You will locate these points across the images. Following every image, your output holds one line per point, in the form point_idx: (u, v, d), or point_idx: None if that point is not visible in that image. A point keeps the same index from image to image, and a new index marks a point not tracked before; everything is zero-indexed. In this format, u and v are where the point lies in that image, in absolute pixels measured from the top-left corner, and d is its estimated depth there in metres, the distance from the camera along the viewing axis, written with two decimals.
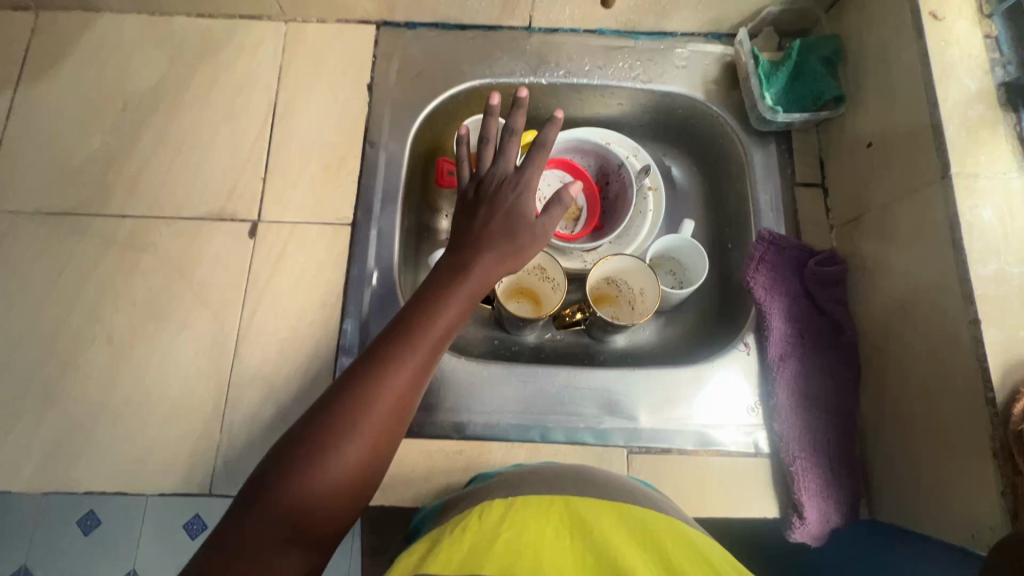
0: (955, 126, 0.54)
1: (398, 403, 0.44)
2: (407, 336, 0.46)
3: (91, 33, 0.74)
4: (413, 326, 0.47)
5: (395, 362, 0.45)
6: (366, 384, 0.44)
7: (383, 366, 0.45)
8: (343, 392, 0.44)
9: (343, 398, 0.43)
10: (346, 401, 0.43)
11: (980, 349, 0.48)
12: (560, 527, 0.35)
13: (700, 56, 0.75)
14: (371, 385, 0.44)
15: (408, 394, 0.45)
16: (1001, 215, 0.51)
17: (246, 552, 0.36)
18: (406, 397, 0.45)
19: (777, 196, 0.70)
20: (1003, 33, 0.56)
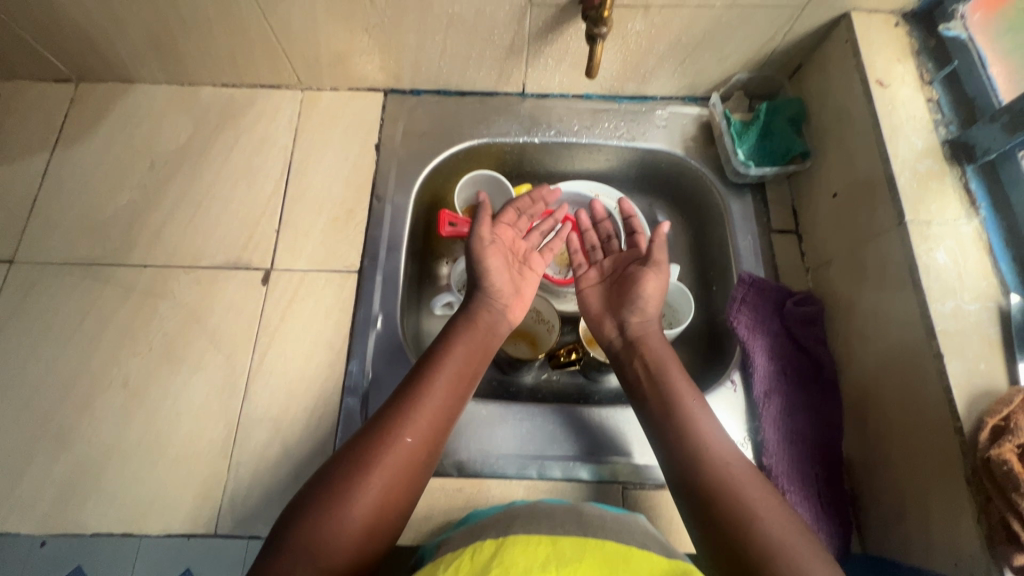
0: (907, 178, 0.60)
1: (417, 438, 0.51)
2: (422, 380, 0.54)
3: (125, 101, 0.82)
4: (430, 369, 0.55)
5: (419, 402, 0.52)
6: (389, 422, 0.51)
7: (407, 406, 0.52)
8: (373, 431, 0.51)
9: (371, 435, 0.50)
10: (374, 439, 0.49)
11: (945, 382, 0.52)
12: (545, 564, 0.37)
13: (678, 117, 0.82)
14: (389, 424, 0.50)
15: (430, 434, 0.52)
16: (953, 258, 0.56)
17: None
18: (430, 435, 0.52)
19: (755, 241, 0.76)
20: (943, 96, 0.64)
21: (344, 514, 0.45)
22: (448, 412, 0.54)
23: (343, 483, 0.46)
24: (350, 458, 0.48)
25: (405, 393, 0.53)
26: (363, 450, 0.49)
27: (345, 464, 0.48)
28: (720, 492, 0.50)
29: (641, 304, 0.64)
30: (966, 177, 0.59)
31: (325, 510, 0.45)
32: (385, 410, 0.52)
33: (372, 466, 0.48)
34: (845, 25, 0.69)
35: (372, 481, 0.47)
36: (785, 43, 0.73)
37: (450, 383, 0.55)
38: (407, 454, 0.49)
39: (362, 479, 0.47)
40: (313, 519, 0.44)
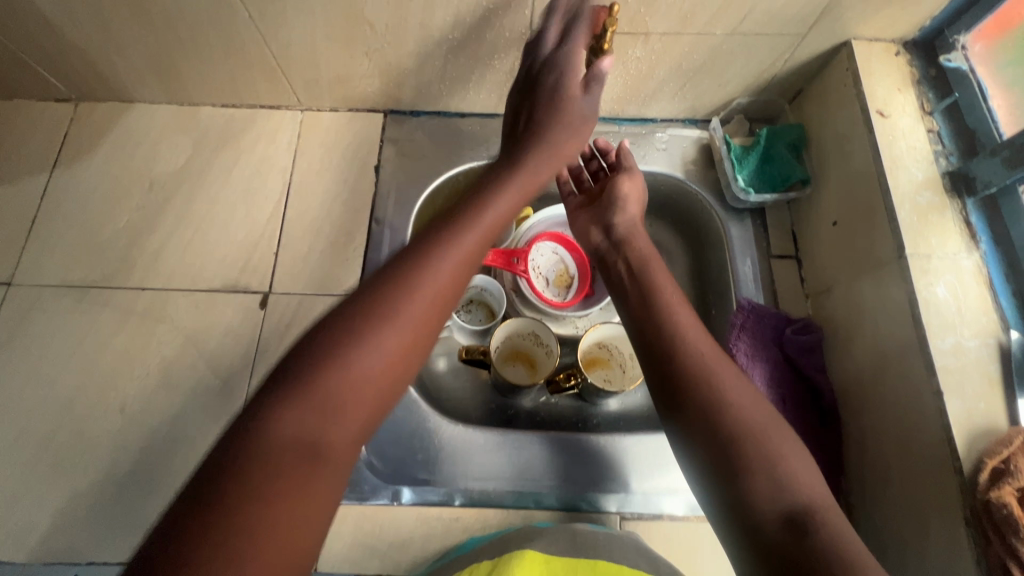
0: (907, 211, 0.60)
1: (416, 326, 0.41)
2: (420, 265, 0.43)
3: (125, 121, 0.81)
4: (433, 252, 0.45)
5: (419, 280, 0.42)
6: (382, 300, 0.41)
7: (401, 289, 0.42)
8: (357, 312, 0.41)
9: (378, 290, 0.42)
10: (379, 299, 0.41)
11: (944, 419, 0.52)
12: None
13: (679, 139, 0.82)
14: (375, 312, 0.41)
15: (455, 271, 0.45)
16: (953, 292, 0.56)
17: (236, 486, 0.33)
18: (442, 300, 0.43)
19: (754, 266, 0.76)
20: (944, 127, 0.64)
21: (342, 378, 0.38)
22: (469, 261, 0.46)
23: (342, 335, 0.39)
24: (356, 306, 0.41)
25: (413, 254, 0.44)
26: (372, 298, 0.41)
27: (356, 317, 0.40)
28: (710, 396, 0.52)
29: (621, 205, 0.72)
30: (967, 209, 0.59)
31: (330, 363, 0.38)
32: (375, 288, 0.42)
33: (379, 319, 0.40)
34: (846, 53, 0.69)
35: (383, 331, 0.40)
36: (786, 69, 0.73)
37: (458, 262, 0.45)
38: (416, 318, 0.41)
39: (370, 330, 0.40)
40: (309, 382, 0.37)
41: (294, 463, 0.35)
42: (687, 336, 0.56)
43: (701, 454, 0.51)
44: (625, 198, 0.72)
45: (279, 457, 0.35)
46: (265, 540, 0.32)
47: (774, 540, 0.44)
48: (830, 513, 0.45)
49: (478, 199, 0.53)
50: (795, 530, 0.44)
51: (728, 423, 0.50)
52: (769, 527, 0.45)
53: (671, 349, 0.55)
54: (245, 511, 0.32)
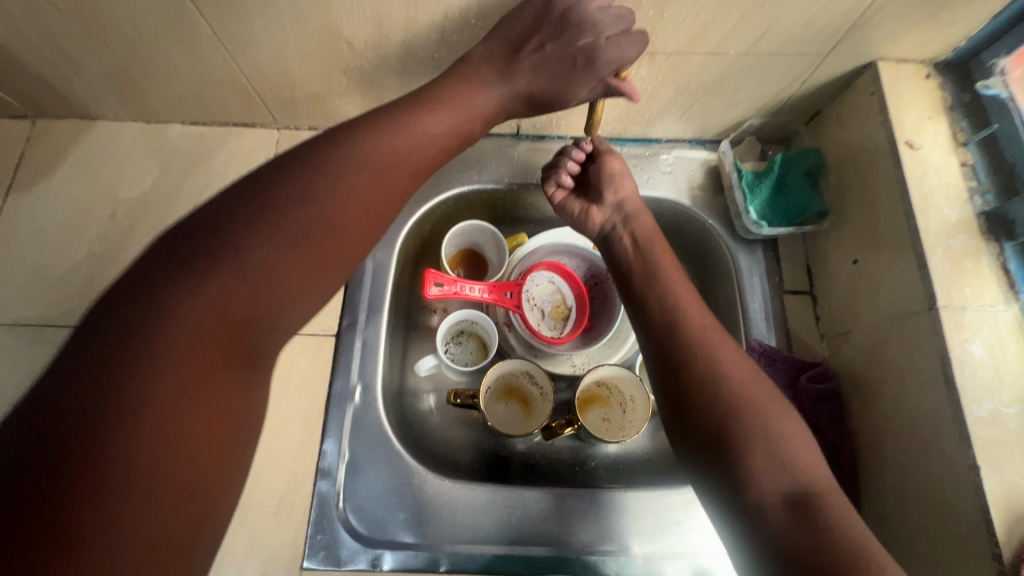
0: (939, 258, 0.54)
1: (290, 254, 0.42)
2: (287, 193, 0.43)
3: (86, 140, 0.75)
4: (307, 182, 0.44)
5: (290, 207, 0.43)
6: (239, 230, 0.41)
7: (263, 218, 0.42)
8: (211, 238, 0.41)
9: (303, 177, 0.45)
10: (320, 165, 0.46)
11: (981, 498, 0.47)
12: None
13: (685, 162, 0.76)
14: (230, 244, 0.41)
15: (392, 178, 0.49)
16: (991, 350, 0.51)
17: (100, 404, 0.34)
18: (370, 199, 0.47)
19: (766, 303, 0.70)
20: (979, 160, 0.58)
21: (274, 278, 0.42)
22: (402, 170, 0.50)
23: (273, 207, 0.43)
24: (282, 184, 0.44)
25: (318, 153, 0.46)
26: (294, 185, 0.44)
27: (274, 195, 0.43)
28: (711, 368, 0.51)
29: (616, 182, 0.67)
30: (1006, 254, 0.54)
31: (247, 244, 0.41)
32: (228, 215, 0.42)
33: (316, 187, 0.44)
34: (871, 74, 0.63)
35: (303, 213, 0.43)
36: (804, 90, 0.67)
37: (347, 189, 0.46)
38: (349, 195, 0.46)
39: (301, 203, 0.43)
40: (218, 267, 0.40)
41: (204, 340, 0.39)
42: (684, 309, 0.57)
43: (694, 433, 0.50)
44: (616, 177, 0.67)
45: (195, 329, 0.38)
46: (184, 424, 0.36)
47: (778, 517, 0.45)
48: (830, 494, 0.46)
49: (421, 105, 0.52)
50: (795, 505, 0.45)
51: (730, 396, 0.50)
52: (770, 503, 0.45)
53: (670, 331, 0.55)
54: (162, 382, 0.36)
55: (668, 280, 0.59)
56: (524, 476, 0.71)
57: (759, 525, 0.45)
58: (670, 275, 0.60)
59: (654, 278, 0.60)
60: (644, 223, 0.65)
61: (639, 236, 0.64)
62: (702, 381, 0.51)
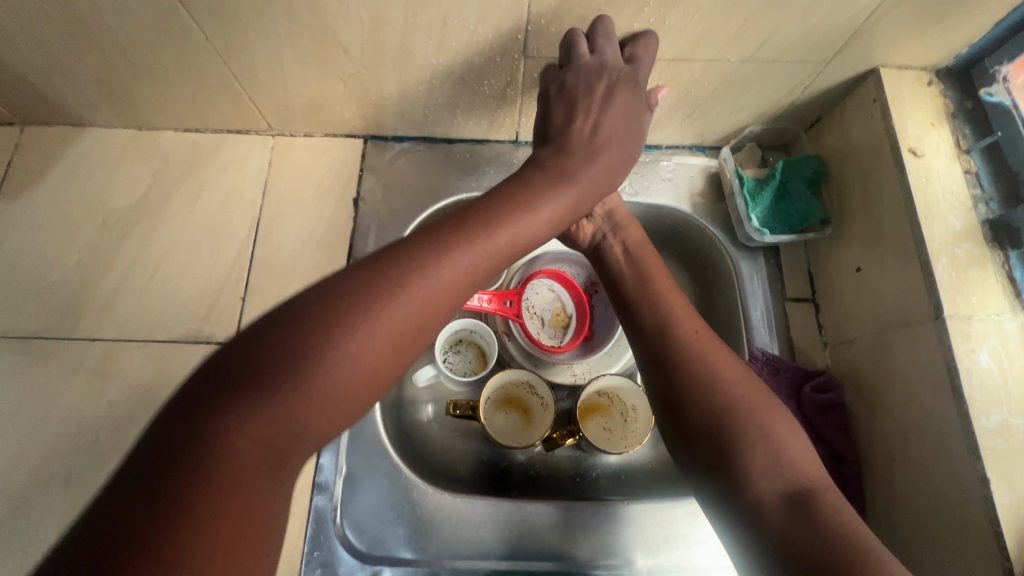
0: (944, 266, 0.54)
1: (376, 363, 0.36)
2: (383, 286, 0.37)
3: (76, 148, 0.73)
4: (408, 278, 0.38)
5: (382, 306, 0.37)
6: (324, 329, 0.35)
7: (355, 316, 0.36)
8: (291, 336, 0.34)
9: (389, 272, 0.38)
10: (406, 261, 0.39)
11: (990, 510, 0.46)
12: None
13: (685, 169, 0.75)
14: (317, 347, 0.34)
15: (476, 268, 0.42)
16: (998, 360, 0.50)
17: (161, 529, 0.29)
18: (451, 294, 0.40)
19: (768, 311, 0.69)
20: (983, 168, 0.58)
21: (345, 393, 0.35)
22: (491, 264, 0.43)
23: (354, 305, 0.36)
24: (363, 278, 0.38)
25: (425, 243, 0.41)
26: (380, 284, 0.37)
27: (357, 292, 0.37)
28: (698, 374, 0.51)
29: (603, 192, 0.66)
30: (1011, 263, 0.53)
31: (323, 355, 0.34)
32: (313, 309, 0.36)
33: (401, 282, 0.38)
34: (872, 81, 0.62)
35: (384, 318, 0.36)
36: (805, 96, 0.66)
37: (439, 288, 0.40)
38: (433, 292, 0.39)
39: (384, 304, 0.37)
40: (284, 382, 0.33)
41: (267, 454, 0.34)
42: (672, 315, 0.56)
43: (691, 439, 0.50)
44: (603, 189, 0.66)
45: (260, 444, 0.33)
46: (242, 553, 0.31)
47: (776, 516, 0.44)
48: (826, 489, 0.46)
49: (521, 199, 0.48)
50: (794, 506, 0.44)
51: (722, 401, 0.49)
52: (769, 503, 0.45)
53: (661, 335, 0.54)
54: (230, 503, 0.31)
55: (656, 283, 0.59)
56: (525, 487, 0.70)
57: (758, 527, 0.45)
58: (655, 276, 0.60)
59: (643, 280, 0.59)
60: (631, 228, 0.64)
61: (625, 240, 0.63)
62: (691, 389, 0.51)
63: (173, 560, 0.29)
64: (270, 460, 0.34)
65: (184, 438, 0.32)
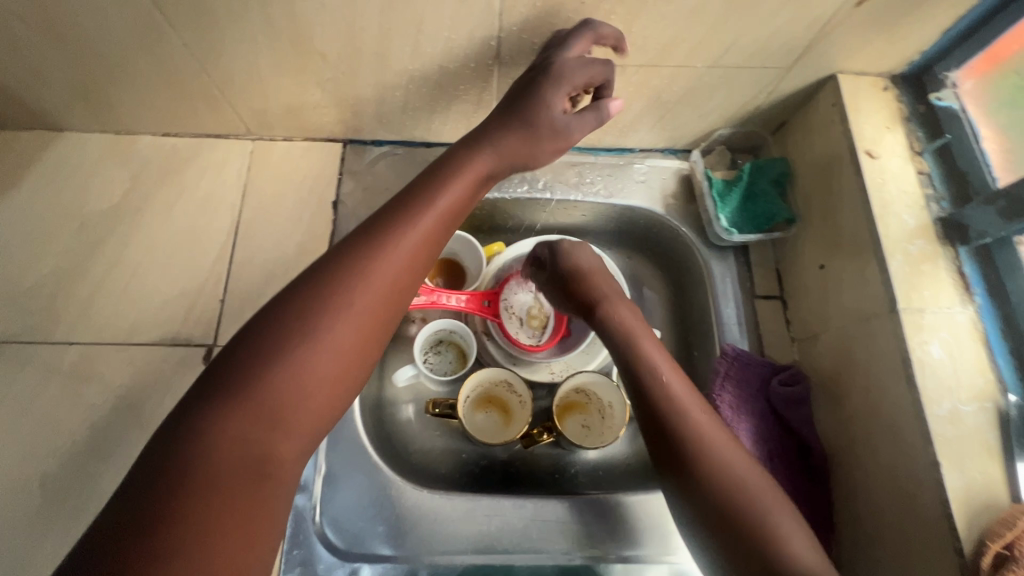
0: (899, 262, 0.56)
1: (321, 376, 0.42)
2: (311, 312, 0.43)
3: (52, 152, 0.73)
4: (336, 299, 0.44)
5: (315, 330, 0.42)
6: (266, 359, 0.41)
7: (290, 340, 0.42)
8: (238, 368, 0.41)
9: (333, 276, 0.45)
10: (340, 267, 0.46)
11: (942, 494, 0.48)
12: None
13: (657, 171, 0.77)
14: (258, 373, 0.40)
15: (413, 260, 0.48)
16: (948, 351, 0.53)
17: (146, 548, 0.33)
18: (393, 284, 0.47)
19: (739, 309, 0.72)
20: (935, 169, 0.61)
21: (308, 387, 0.41)
22: (416, 265, 0.49)
23: (302, 313, 0.43)
24: (307, 288, 0.44)
25: (345, 262, 0.46)
26: (321, 292, 0.44)
27: (300, 304, 0.44)
28: (694, 452, 0.51)
29: (573, 254, 0.67)
30: (961, 259, 0.56)
31: (282, 359, 0.41)
32: (253, 346, 0.42)
33: (342, 283, 0.45)
34: (832, 87, 0.65)
35: (332, 322, 0.43)
36: (770, 102, 0.69)
37: (370, 299, 0.45)
38: (372, 286, 0.45)
39: (325, 308, 0.43)
40: (249, 389, 0.40)
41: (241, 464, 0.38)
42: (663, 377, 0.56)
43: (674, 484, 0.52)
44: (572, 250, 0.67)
45: (229, 461, 0.38)
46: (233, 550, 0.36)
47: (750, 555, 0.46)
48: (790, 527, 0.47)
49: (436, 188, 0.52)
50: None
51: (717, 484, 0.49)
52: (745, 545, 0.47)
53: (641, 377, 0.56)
54: (206, 515, 0.36)
55: (637, 331, 0.60)
56: (504, 484, 0.71)
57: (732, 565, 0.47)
58: (636, 332, 0.60)
59: (625, 334, 0.60)
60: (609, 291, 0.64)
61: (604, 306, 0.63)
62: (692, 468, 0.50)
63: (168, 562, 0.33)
64: (248, 472, 0.38)
65: (174, 438, 0.38)
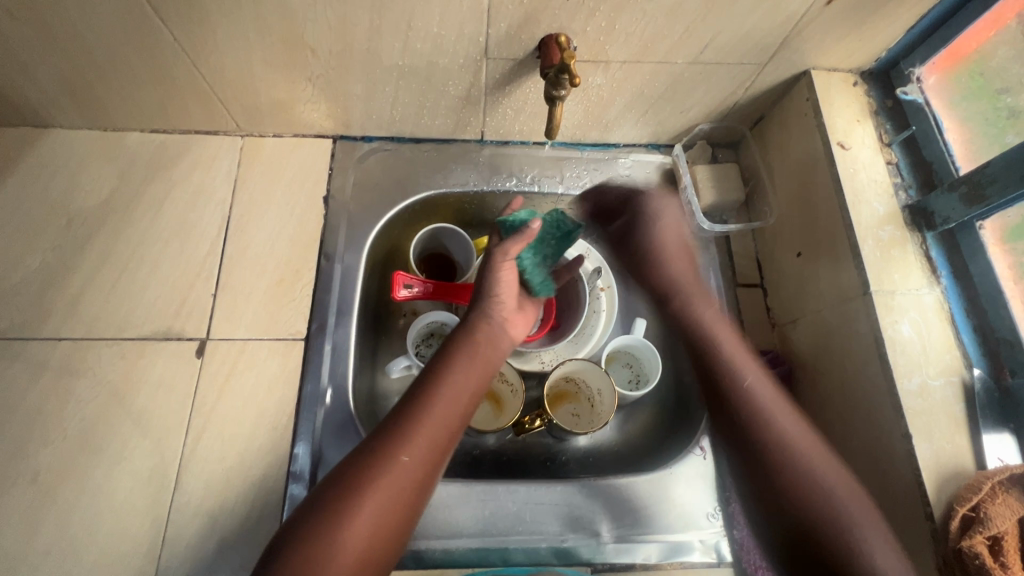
0: (871, 247, 0.59)
1: (380, 519, 0.49)
2: (367, 469, 0.50)
3: (39, 149, 0.73)
4: (383, 456, 0.51)
5: (372, 483, 0.49)
6: (334, 515, 0.48)
7: (352, 493, 0.49)
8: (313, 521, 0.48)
9: (368, 463, 0.50)
10: (361, 473, 0.50)
11: (915, 464, 0.51)
12: None
13: (641, 165, 0.80)
14: (329, 523, 0.47)
15: (432, 458, 0.53)
16: (917, 330, 0.56)
17: None
18: (412, 483, 0.51)
19: (722, 296, 0.74)
20: (902, 159, 0.64)
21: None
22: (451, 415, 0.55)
23: (328, 522, 0.47)
24: (334, 489, 0.49)
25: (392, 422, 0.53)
26: (358, 476, 0.50)
27: (325, 515, 0.48)
28: (774, 448, 0.57)
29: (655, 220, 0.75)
30: (927, 243, 0.60)
31: (319, 543, 0.46)
32: (322, 502, 0.49)
33: (360, 497, 0.49)
34: (805, 82, 0.68)
35: (352, 528, 0.47)
36: (747, 97, 0.72)
37: (416, 452, 0.52)
38: (390, 492, 0.50)
39: (348, 518, 0.48)
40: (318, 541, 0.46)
41: None
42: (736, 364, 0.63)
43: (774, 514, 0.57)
44: (658, 210, 0.75)
45: None
46: None
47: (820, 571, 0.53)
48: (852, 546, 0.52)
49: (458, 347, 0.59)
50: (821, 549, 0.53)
51: (780, 456, 0.57)
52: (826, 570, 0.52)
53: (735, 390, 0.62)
54: None
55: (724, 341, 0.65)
56: (496, 471, 0.72)
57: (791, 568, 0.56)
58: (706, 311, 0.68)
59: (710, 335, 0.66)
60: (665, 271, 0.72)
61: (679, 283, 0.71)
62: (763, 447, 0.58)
63: None
64: None
65: None
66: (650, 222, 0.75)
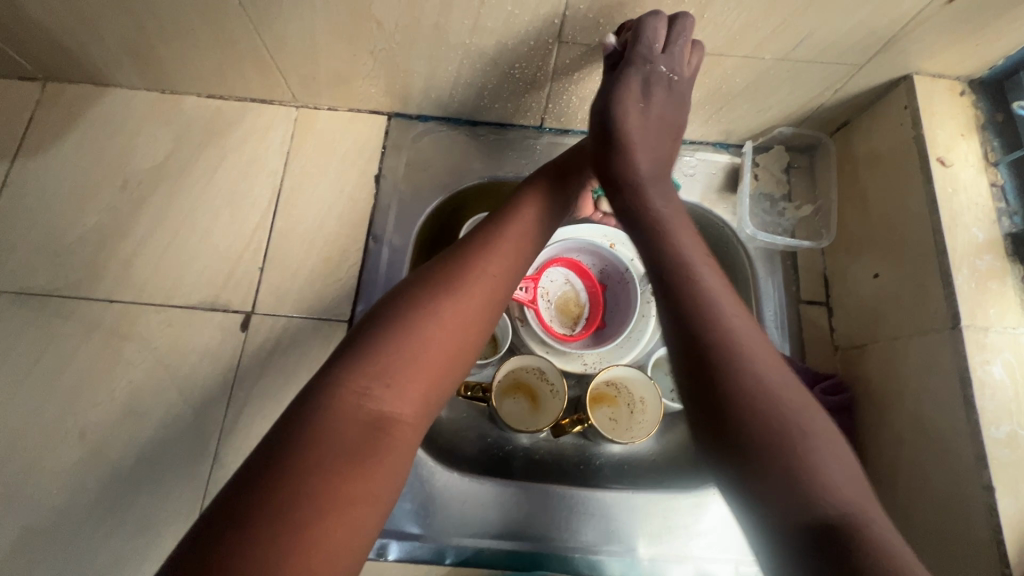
0: (965, 276, 0.54)
1: (471, 316, 0.46)
2: (465, 266, 0.48)
3: (99, 107, 0.73)
4: (477, 256, 0.49)
5: (465, 276, 0.47)
6: (428, 295, 0.45)
7: (448, 284, 0.46)
8: (405, 300, 0.45)
9: (460, 261, 0.48)
10: (401, 320, 0.44)
11: (993, 519, 0.48)
12: None
13: (707, 165, 0.74)
14: (418, 306, 0.44)
15: (493, 303, 0.48)
16: (1011, 372, 0.51)
17: (327, 433, 0.38)
18: (467, 329, 0.45)
19: (782, 311, 0.70)
20: (1009, 181, 0.58)
21: (383, 445, 0.39)
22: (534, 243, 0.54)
23: (404, 319, 0.44)
24: (429, 278, 0.47)
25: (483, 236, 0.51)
26: (451, 269, 0.48)
27: (380, 341, 0.42)
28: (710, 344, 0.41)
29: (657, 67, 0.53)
30: None
31: (415, 318, 0.44)
32: (414, 286, 0.47)
33: (451, 287, 0.46)
34: (905, 88, 0.62)
35: (416, 343, 0.43)
36: (835, 100, 0.66)
37: (506, 261, 0.50)
38: (460, 315, 0.45)
39: (436, 306, 0.45)
40: (408, 317, 0.44)
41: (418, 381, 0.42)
42: (700, 291, 0.43)
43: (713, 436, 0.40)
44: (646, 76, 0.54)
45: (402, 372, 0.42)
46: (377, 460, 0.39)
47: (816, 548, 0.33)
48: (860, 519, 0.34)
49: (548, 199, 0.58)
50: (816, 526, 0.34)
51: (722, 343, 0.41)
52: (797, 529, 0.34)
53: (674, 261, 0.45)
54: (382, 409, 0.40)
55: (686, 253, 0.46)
56: (529, 471, 0.71)
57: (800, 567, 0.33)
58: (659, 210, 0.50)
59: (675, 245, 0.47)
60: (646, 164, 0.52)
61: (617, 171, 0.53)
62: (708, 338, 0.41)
63: (325, 454, 0.37)
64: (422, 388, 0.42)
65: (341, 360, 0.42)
66: (658, 184, 0.52)
